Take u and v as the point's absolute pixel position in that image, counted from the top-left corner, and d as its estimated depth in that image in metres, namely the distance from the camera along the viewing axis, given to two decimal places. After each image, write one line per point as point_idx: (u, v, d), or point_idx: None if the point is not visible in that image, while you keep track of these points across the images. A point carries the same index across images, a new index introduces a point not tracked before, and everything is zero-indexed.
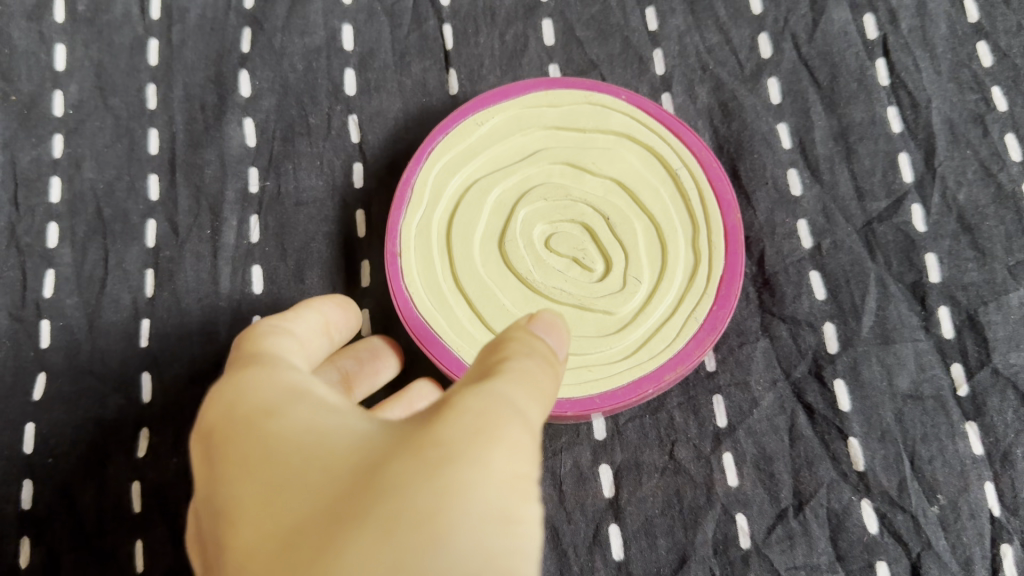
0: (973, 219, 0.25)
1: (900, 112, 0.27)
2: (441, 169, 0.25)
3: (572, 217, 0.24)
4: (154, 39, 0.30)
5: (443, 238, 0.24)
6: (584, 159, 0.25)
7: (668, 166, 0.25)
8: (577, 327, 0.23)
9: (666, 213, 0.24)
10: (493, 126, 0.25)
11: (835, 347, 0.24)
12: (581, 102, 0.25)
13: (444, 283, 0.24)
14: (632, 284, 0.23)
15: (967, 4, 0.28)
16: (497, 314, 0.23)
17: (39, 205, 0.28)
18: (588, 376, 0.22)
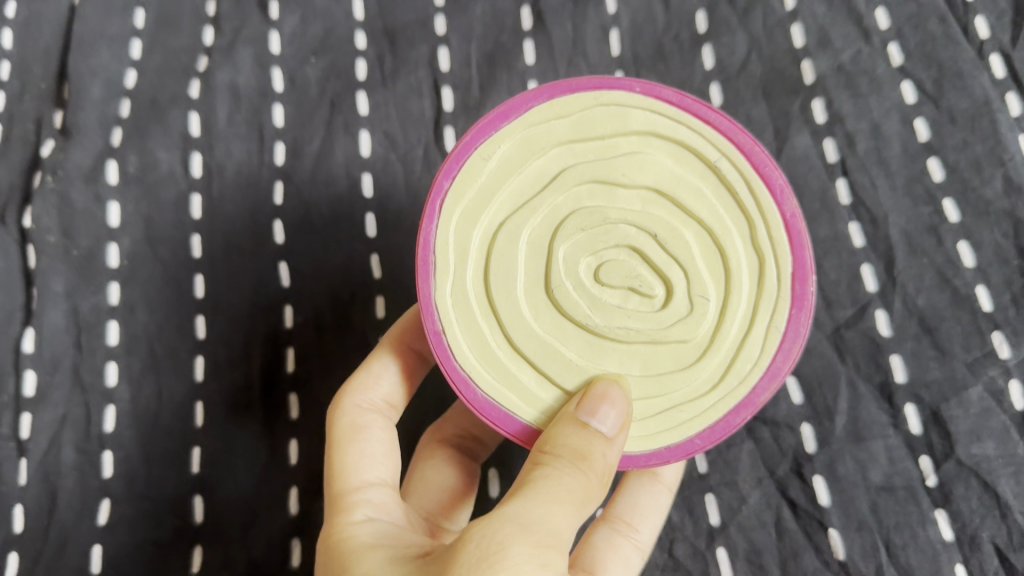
0: (933, 322, 0.28)
1: (861, 227, 0.30)
2: (459, 219, 0.22)
3: (617, 241, 0.22)
4: (196, 195, 0.34)
5: (482, 297, 0.22)
6: (617, 171, 0.22)
7: (710, 154, 0.22)
8: (652, 363, 0.22)
9: (719, 213, 0.22)
10: (503, 153, 0.22)
11: (813, 447, 0.27)
12: (592, 105, 0.22)
13: (498, 349, 0.22)
14: (700, 305, 0.22)
15: (918, 123, 0.31)
16: (566, 374, 0.22)
17: (99, 348, 0.32)
18: (681, 418, 0.22)
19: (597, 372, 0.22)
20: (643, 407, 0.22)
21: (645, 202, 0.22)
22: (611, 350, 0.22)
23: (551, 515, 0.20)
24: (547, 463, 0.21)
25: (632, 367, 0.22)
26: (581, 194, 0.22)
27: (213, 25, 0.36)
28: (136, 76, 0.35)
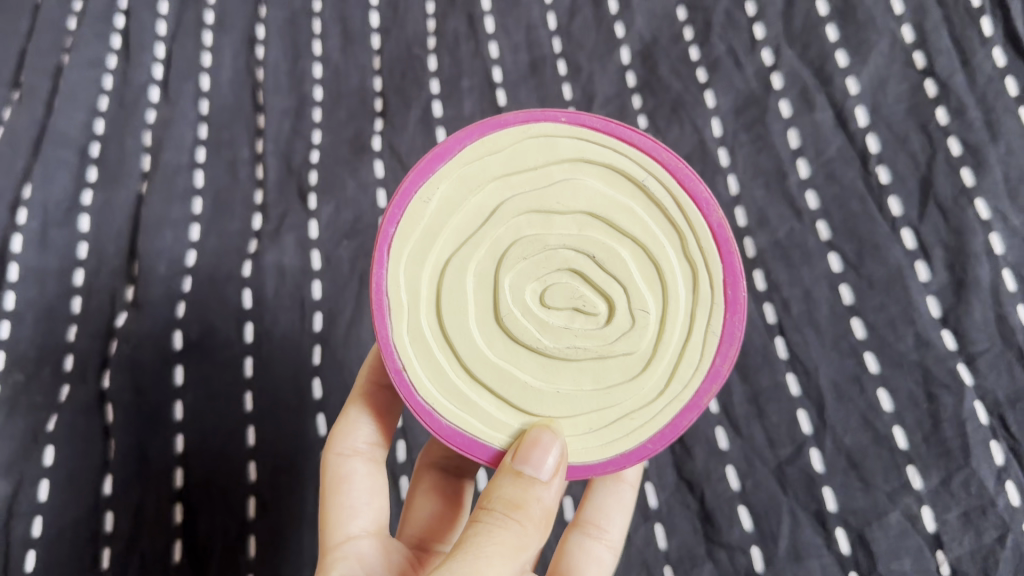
0: (858, 458, 0.35)
1: (797, 378, 0.36)
2: (410, 261, 0.28)
3: (558, 266, 0.28)
4: (249, 358, 0.42)
5: (438, 331, 0.28)
6: (550, 200, 0.28)
7: (633, 175, 0.28)
8: (602, 376, 0.28)
9: (649, 230, 0.28)
10: (441, 192, 0.28)
11: (761, 566, 0.34)
12: (522, 139, 0.28)
13: (459, 380, 0.28)
14: (642, 319, 0.27)
15: (842, 289, 0.38)
16: (522, 396, 0.27)
17: (166, 490, 0.39)
18: (632, 425, 0.27)
19: (552, 392, 0.27)
20: (598, 417, 0.28)
21: (580, 224, 0.28)
22: (561, 367, 0.28)
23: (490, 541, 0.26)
24: (486, 510, 0.27)
25: (585, 380, 0.28)
26: (522, 224, 0.28)
27: (262, 212, 0.45)
28: (196, 255, 0.44)
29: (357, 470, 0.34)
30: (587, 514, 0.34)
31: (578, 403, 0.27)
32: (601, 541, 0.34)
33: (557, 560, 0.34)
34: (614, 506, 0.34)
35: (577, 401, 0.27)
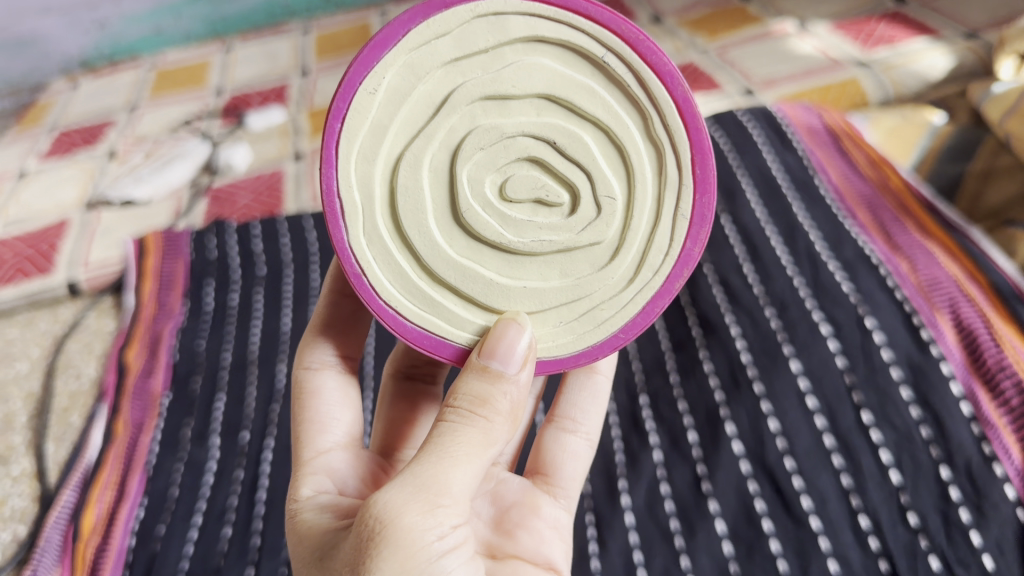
0: None
1: None
2: (362, 148, 0.47)
3: (516, 148, 0.48)
4: None
5: (388, 225, 0.48)
6: (506, 86, 0.47)
7: (583, 49, 0.48)
8: (567, 268, 0.50)
9: (601, 107, 0.48)
10: (389, 80, 0.47)
11: None
12: (474, 16, 0.46)
13: (414, 274, 0.49)
14: (606, 204, 0.49)
15: None
16: (482, 292, 0.49)
17: None
18: (602, 313, 0.50)
19: (520, 289, 0.49)
20: (564, 303, 0.50)
21: (528, 109, 0.48)
22: (514, 250, 0.49)
23: (455, 432, 0.44)
24: (453, 408, 0.45)
25: (553, 272, 0.50)
26: (476, 110, 0.47)
27: None
28: None
29: (328, 380, 0.60)
30: (566, 415, 0.65)
31: (544, 298, 0.50)
32: (581, 434, 0.65)
33: (552, 444, 0.64)
34: (590, 409, 0.65)
35: (544, 288, 0.49)
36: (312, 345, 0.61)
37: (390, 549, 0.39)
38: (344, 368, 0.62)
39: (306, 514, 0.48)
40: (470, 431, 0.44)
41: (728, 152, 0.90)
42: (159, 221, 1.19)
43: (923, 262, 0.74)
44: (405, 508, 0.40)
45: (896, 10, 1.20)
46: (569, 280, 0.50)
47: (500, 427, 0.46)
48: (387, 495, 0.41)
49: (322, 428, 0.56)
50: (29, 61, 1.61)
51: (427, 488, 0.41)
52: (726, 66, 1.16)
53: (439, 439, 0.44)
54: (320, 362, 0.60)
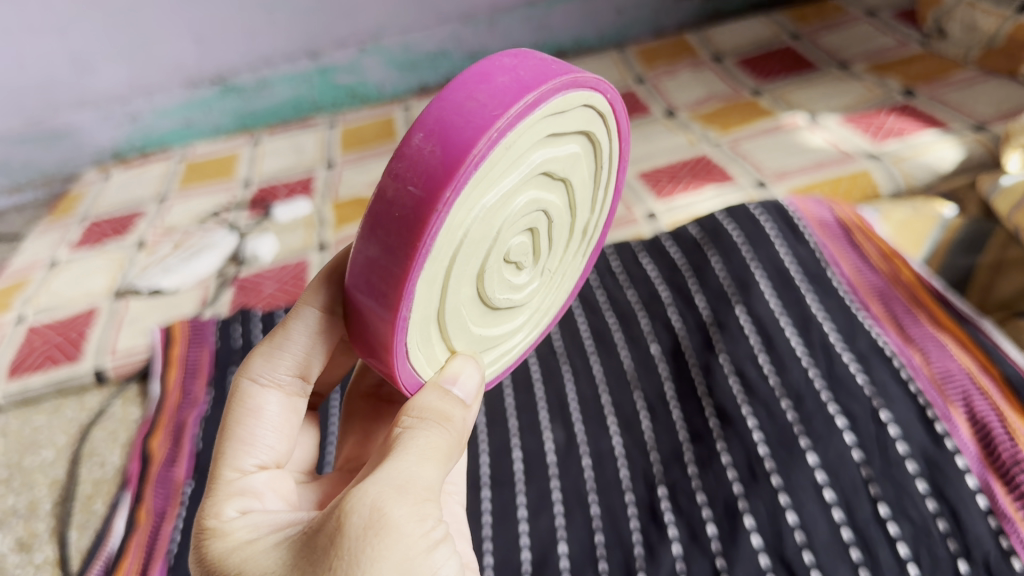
0: None
1: None
2: (471, 200, 0.46)
3: (536, 219, 0.54)
4: None
5: (445, 272, 0.48)
6: (557, 169, 0.53)
7: (600, 150, 0.57)
8: (504, 316, 0.60)
9: (582, 194, 0.58)
10: (518, 140, 0.46)
11: None
12: (576, 103, 0.50)
13: (430, 315, 0.51)
14: (544, 270, 0.60)
15: None
16: (454, 333, 0.55)
17: None
18: (501, 356, 0.63)
19: (476, 333, 0.57)
20: (490, 345, 0.61)
21: (551, 185, 0.54)
22: (491, 303, 0.56)
23: (423, 438, 0.48)
24: (412, 420, 0.50)
25: (496, 319, 0.59)
26: (530, 184, 0.51)
27: None
28: None
29: (269, 399, 0.58)
30: None
31: (484, 341, 0.59)
32: None
33: None
34: None
35: (488, 334, 0.59)
36: (263, 353, 0.58)
37: (387, 536, 0.43)
38: (296, 382, 0.59)
39: (237, 534, 0.50)
40: (436, 438, 0.49)
41: (742, 245, 0.92)
42: (185, 311, 1.21)
43: (936, 353, 0.75)
44: (393, 499, 0.44)
45: (905, 103, 1.23)
46: (503, 326, 0.60)
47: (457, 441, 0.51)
48: (373, 486, 0.45)
49: (249, 451, 0.57)
50: (64, 154, 1.67)
51: (410, 484, 0.45)
52: (738, 157, 1.19)
53: (406, 443, 0.48)
54: (271, 377, 0.57)
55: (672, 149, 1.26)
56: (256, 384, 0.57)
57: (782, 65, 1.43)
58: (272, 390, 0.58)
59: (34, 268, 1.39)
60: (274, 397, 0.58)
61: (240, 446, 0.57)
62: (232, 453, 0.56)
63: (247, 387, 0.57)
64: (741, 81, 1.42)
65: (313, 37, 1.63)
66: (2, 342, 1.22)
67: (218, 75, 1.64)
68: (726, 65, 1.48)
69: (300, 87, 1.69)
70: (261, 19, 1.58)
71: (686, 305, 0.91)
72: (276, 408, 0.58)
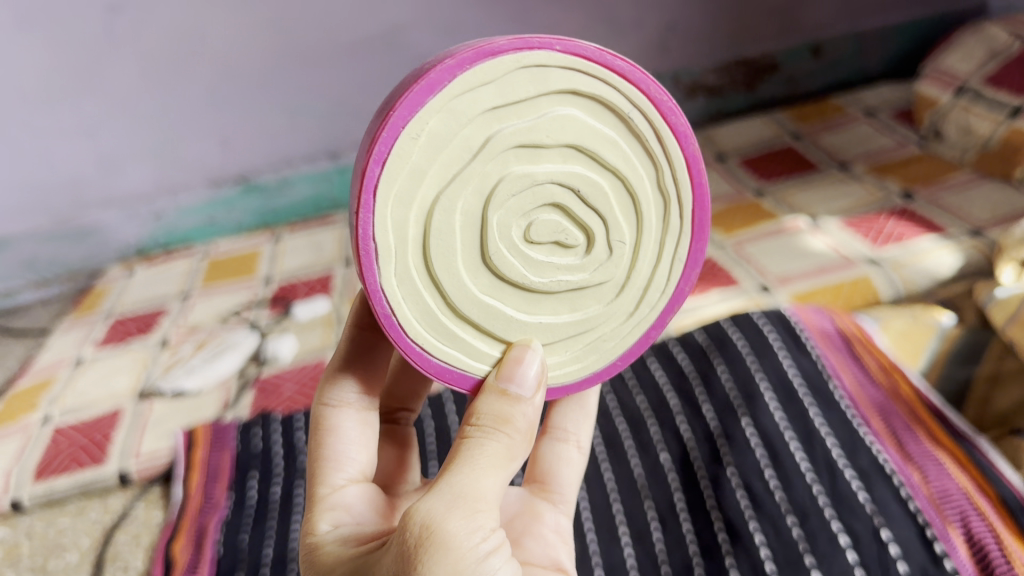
0: None
1: None
2: (401, 193, 0.53)
3: (540, 195, 0.55)
4: None
5: (419, 260, 0.55)
6: (541, 137, 0.53)
7: (614, 104, 0.55)
8: (576, 303, 0.60)
9: (621, 158, 0.56)
10: (431, 125, 0.51)
11: None
12: (515, 67, 0.52)
13: (437, 308, 0.57)
14: (617, 247, 0.59)
15: None
16: (496, 324, 0.58)
17: None
18: (602, 342, 0.62)
19: (535, 322, 0.59)
20: (574, 331, 0.60)
21: (553, 156, 0.55)
22: (533, 289, 0.58)
23: (481, 447, 0.52)
24: (475, 424, 0.54)
25: (564, 307, 0.60)
26: (510, 157, 0.53)
27: None
28: None
29: (348, 418, 0.63)
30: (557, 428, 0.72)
31: (556, 331, 0.60)
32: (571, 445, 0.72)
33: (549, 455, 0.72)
34: (580, 422, 0.72)
35: (556, 323, 0.59)
36: (331, 379, 0.65)
37: (436, 548, 0.46)
38: (366, 400, 0.65)
39: (329, 547, 0.55)
40: (494, 445, 0.52)
41: (747, 355, 0.94)
42: (207, 413, 1.24)
43: (935, 473, 0.80)
44: (449, 509, 0.48)
45: (904, 206, 1.27)
46: (577, 314, 0.60)
47: (521, 443, 0.54)
48: (429, 504, 0.49)
49: (338, 466, 0.62)
50: (89, 250, 1.70)
51: (464, 497, 0.49)
52: (743, 261, 1.22)
53: (465, 454, 0.52)
54: (343, 398, 0.64)
55: None
56: (332, 406, 0.64)
57: (784, 167, 1.48)
58: (347, 409, 0.64)
59: (59, 366, 1.42)
60: (350, 416, 0.64)
61: (329, 464, 0.61)
62: (322, 473, 0.61)
63: (325, 411, 0.63)
64: (745, 182, 1.46)
65: (333, 138, 1.70)
66: (28, 444, 1.24)
67: (241, 174, 1.70)
68: (730, 165, 1.54)
69: (320, 185, 1.75)
70: (284, 121, 1.65)
71: (694, 414, 0.91)
72: (354, 426, 0.63)
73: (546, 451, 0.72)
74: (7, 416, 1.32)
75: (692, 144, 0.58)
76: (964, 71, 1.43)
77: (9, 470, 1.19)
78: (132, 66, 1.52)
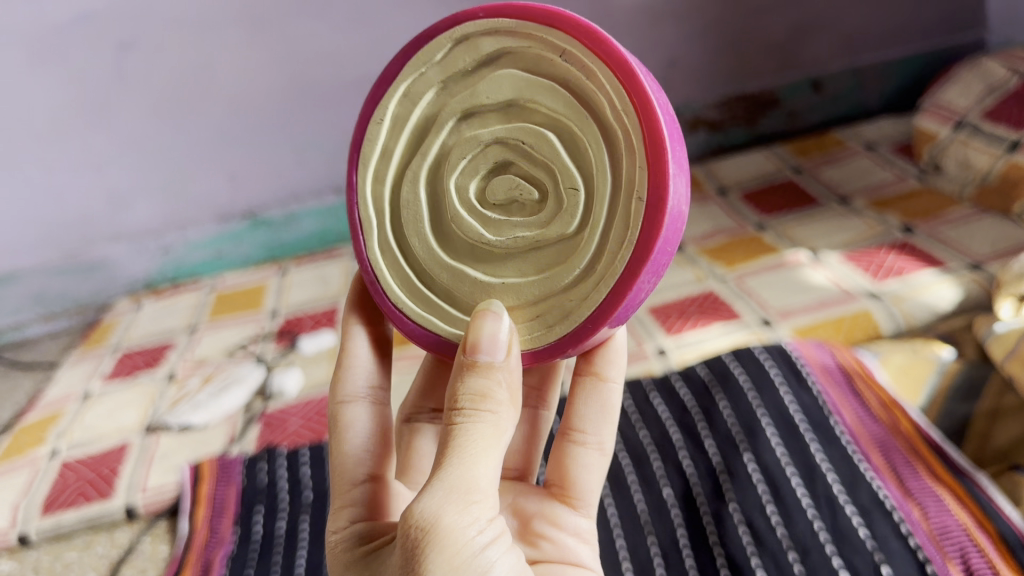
0: None
1: None
2: (376, 174, 0.61)
3: (488, 151, 0.57)
4: None
5: (400, 232, 0.62)
6: (481, 98, 0.57)
7: (540, 49, 0.55)
8: (546, 262, 0.57)
9: (558, 102, 0.55)
10: (392, 110, 0.60)
11: None
12: (451, 42, 0.58)
13: (415, 278, 0.62)
14: (573, 196, 0.56)
15: None
16: (467, 288, 0.59)
17: None
18: (578, 303, 0.56)
19: (503, 285, 0.58)
20: (545, 294, 0.57)
21: (500, 116, 0.57)
22: (496, 250, 0.58)
23: (465, 428, 0.52)
24: (458, 401, 0.53)
25: (534, 267, 0.58)
26: (463, 125, 0.58)
27: None
28: None
29: (360, 412, 0.67)
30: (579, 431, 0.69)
31: (526, 293, 0.58)
32: (593, 447, 0.69)
33: (573, 461, 0.69)
34: (600, 424, 0.69)
35: (520, 285, 0.58)
36: (340, 378, 0.68)
37: (436, 549, 0.47)
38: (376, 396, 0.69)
39: (344, 541, 0.59)
40: (479, 426, 0.52)
41: (749, 391, 0.95)
42: (213, 448, 1.25)
43: (934, 509, 0.80)
44: (443, 507, 0.48)
45: (904, 240, 1.28)
46: (545, 274, 0.57)
47: (504, 412, 0.54)
48: (424, 499, 0.49)
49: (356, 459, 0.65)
50: (97, 284, 1.71)
51: (457, 489, 0.49)
52: (744, 295, 1.24)
53: (452, 435, 0.51)
54: (352, 396, 0.68)
55: (681, 285, 1.31)
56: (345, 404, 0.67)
57: (785, 201, 1.49)
58: (357, 404, 0.67)
59: (67, 400, 1.44)
60: (361, 410, 0.67)
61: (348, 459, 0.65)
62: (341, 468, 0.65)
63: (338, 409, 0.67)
64: (747, 217, 1.48)
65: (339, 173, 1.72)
66: (36, 478, 1.25)
67: (248, 209, 1.72)
68: (731, 198, 1.55)
69: (326, 219, 1.76)
70: (291, 157, 1.68)
71: (696, 448, 0.92)
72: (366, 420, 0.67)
73: (566, 453, 0.69)
74: (16, 451, 1.33)
75: (634, 71, 0.53)
76: (962, 105, 1.45)
77: (17, 504, 1.20)
78: (140, 104, 1.55)
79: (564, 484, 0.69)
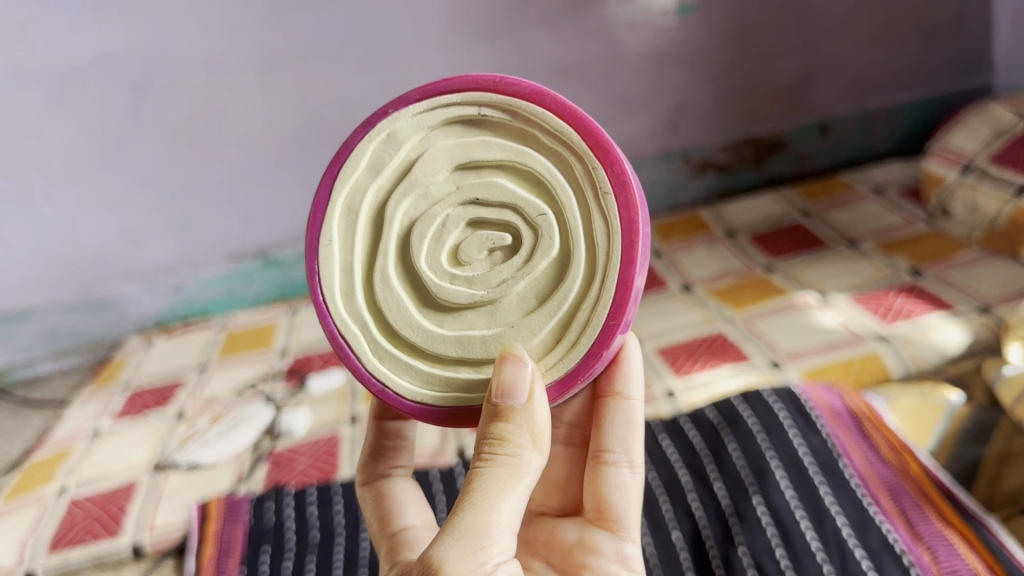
0: None
1: None
2: (349, 285, 0.64)
3: (453, 220, 0.63)
4: None
5: (394, 326, 0.64)
6: (425, 177, 0.63)
7: (460, 117, 0.63)
8: (539, 292, 0.62)
9: (498, 152, 0.63)
10: (340, 226, 0.64)
11: None
12: (373, 147, 0.65)
13: (421, 362, 0.64)
14: (548, 221, 0.62)
15: None
16: (471, 350, 0.62)
17: None
18: (580, 314, 0.61)
19: (509, 327, 0.62)
20: (546, 318, 0.62)
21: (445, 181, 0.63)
22: (487, 301, 0.62)
23: (482, 475, 0.54)
24: (483, 446, 0.56)
25: (531, 300, 0.62)
26: (418, 205, 0.63)
27: None
28: None
29: None
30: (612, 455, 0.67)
31: (532, 326, 0.62)
32: (626, 468, 0.67)
33: (608, 485, 0.67)
34: (628, 441, 0.68)
35: (518, 320, 0.62)
36: None
37: None
38: None
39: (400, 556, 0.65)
40: (497, 469, 0.54)
41: (758, 433, 0.95)
42: (221, 486, 1.25)
43: (944, 553, 0.80)
44: (451, 553, 0.51)
45: (913, 283, 1.29)
46: (543, 299, 0.62)
47: (528, 455, 0.55)
48: (439, 544, 0.52)
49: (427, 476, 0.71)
50: (108, 322, 1.72)
51: (466, 537, 0.52)
52: (753, 336, 1.24)
53: (472, 480, 0.54)
54: None
55: (689, 326, 1.31)
56: None
57: (793, 243, 1.50)
58: None
59: (76, 438, 1.44)
60: None
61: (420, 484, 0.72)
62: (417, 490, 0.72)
63: None
64: (755, 259, 1.48)
65: None
66: (44, 515, 1.25)
67: (260, 248, 1.73)
68: (739, 240, 1.56)
69: None
70: (304, 199, 1.69)
71: (706, 491, 0.91)
72: None
73: (598, 475, 0.67)
74: (24, 488, 1.33)
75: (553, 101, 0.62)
76: (970, 149, 1.46)
77: (25, 541, 1.20)
78: (154, 145, 1.57)
79: (602, 508, 0.67)
